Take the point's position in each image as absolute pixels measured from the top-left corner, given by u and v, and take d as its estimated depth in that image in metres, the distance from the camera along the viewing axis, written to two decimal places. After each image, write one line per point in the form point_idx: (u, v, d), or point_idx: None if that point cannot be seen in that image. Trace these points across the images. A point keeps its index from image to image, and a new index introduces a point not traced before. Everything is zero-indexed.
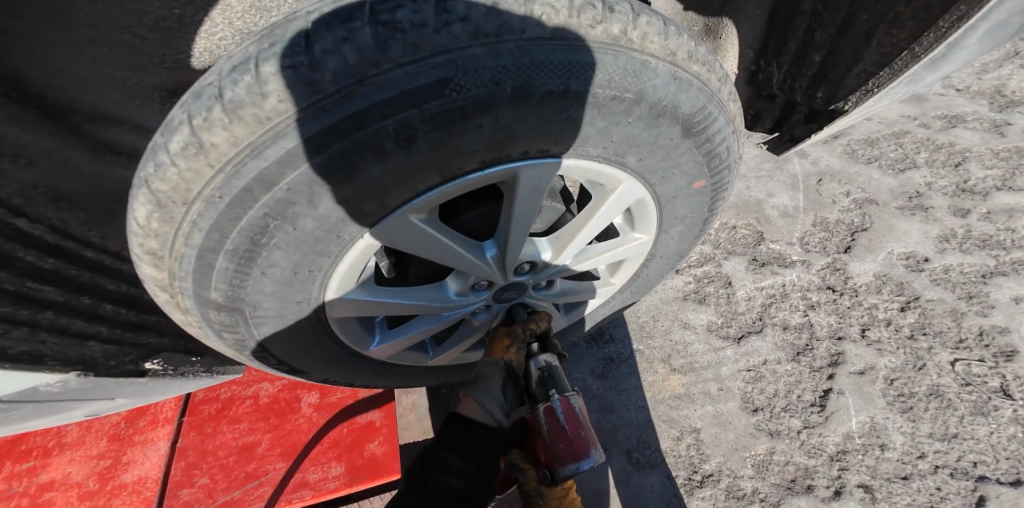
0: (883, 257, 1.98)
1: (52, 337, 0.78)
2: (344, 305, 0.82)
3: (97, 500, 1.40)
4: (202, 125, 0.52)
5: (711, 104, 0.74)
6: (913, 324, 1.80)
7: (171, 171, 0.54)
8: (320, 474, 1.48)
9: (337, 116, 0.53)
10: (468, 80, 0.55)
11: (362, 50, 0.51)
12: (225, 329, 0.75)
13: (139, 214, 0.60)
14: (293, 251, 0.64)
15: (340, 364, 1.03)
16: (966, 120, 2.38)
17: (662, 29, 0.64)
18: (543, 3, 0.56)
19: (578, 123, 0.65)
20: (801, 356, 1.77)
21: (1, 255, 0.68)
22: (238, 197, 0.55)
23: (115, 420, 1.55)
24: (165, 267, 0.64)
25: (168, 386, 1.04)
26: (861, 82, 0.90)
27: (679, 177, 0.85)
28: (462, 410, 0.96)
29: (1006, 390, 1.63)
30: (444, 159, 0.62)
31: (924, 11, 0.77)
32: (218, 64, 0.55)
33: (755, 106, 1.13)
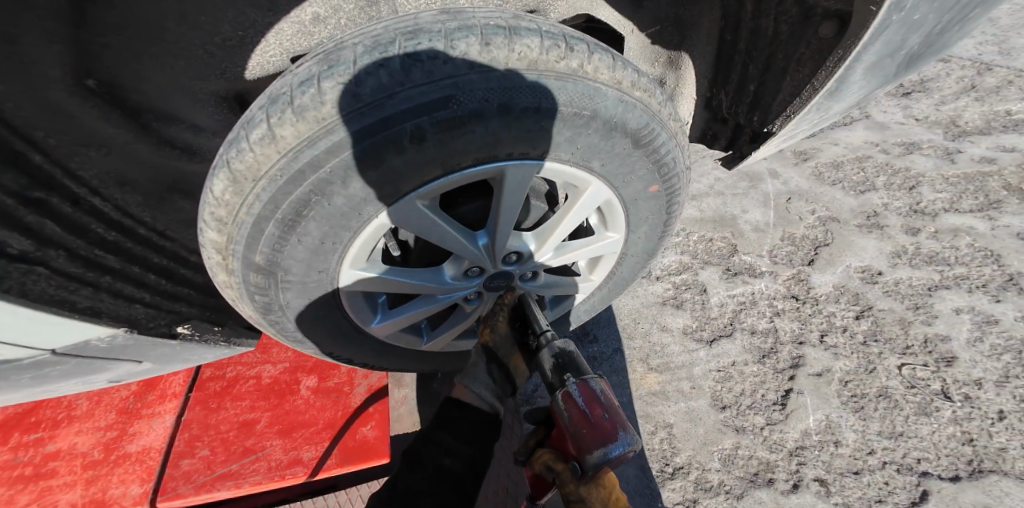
0: (841, 270, 2.18)
1: (109, 297, 0.93)
2: (357, 279, 0.98)
3: (101, 469, 1.49)
4: (276, 123, 0.70)
5: (653, 122, 0.92)
6: (866, 331, 1.98)
7: (249, 154, 0.71)
8: (313, 453, 1.56)
9: (372, 119, 0.71)
10: (467, 97, 0.73)
11: (393, 73, 0.70)
12: (259, 291, 0.91)
13: (217, 188, 0.77)
14: (324, 224, 0.81)
15: (348, 339, 1.19)
16: (922, 147, 2.61)
17: (610, 64, 0.82)
18: (521, 44, 0.75)
19: (549, 133, 0.82)
20: (766, 358, 1.94)
21: (80, 227, 0.89)
22: (295, 176, 0.73)
23: (125, 395, 1.66)
24: (226, 232, 0.81)
25: (191, 354, 1.16)
26: (782, 109, 1.08)
27: (637, 182, 1.03)
28: (457, 396, 1.31)
29: (946, 392, 1.80)
30: (447, 156, 0.79)
31: (818, 55, 0.95)
32: (288, 78, 0.74)
33: (713, 127, 1.32)
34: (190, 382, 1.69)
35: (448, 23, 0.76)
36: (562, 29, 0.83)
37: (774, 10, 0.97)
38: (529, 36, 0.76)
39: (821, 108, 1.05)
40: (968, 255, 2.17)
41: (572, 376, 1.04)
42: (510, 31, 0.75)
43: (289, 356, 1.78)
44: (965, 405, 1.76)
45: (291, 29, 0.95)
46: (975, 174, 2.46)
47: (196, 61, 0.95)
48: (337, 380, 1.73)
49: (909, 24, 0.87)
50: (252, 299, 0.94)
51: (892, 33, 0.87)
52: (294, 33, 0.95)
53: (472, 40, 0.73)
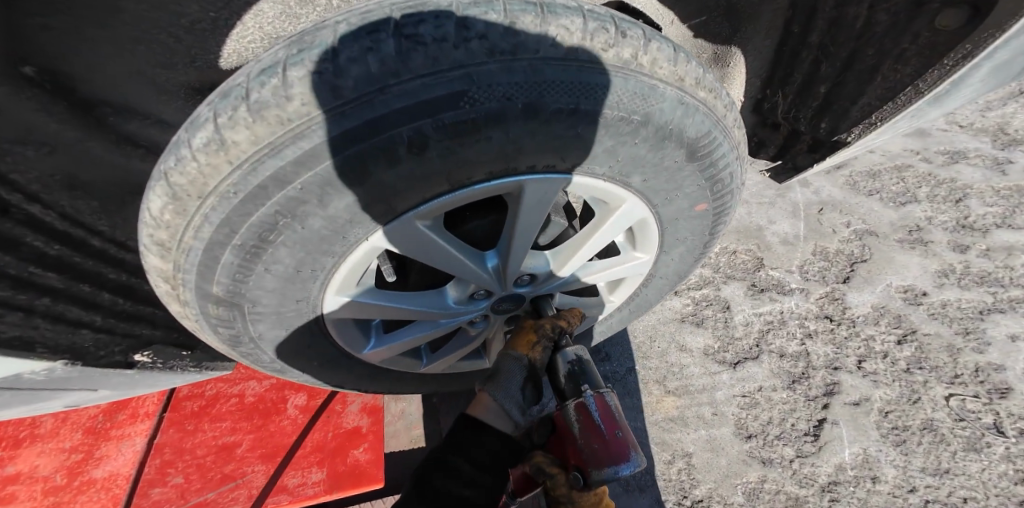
0: (881, 289, 1.98)
1: (46, 324, 0.76)
2: (343, 307, 0.82)
3: (63, 496, 1.34)
4: (226, 123, 0.53)
5: (716, 129, 0.75)
6: (909, 357, 1.79)
7: (191, 164, 0.55)
8: (300, 479, 1.42)
9: (356, 121, 0.54)
10: (482, 94, 0.56)
11: (385, 60, 0.52)
12: (222, 323, 0.75)
13: (154, 205, 0.60)
14: (298, 249, 0.65)
15: (333, 365, 1.02)
16: (969, 156, 2.41)
17: (672, 55, 0.66)
18: (559, 25, 0.58)
19: (587, 143, 0.66)
20: (797, 383, 1.76)
21: (8, 239, 0.67)
22: (253, 193, 0.56)
23: (94, 413, 1.50)
24: (171, 259, 0.65)
25: (156, 381, 0.99)
26: (865, 115, 0.93)
27: (682, 199, 0.86)
28: (474, 412, 0.88)
29: (999, 426, 1.61)
30: (453, 169, 0.62)
31: (929, 50, 0.78)
32: (247, 66, 0.57)
33: (759, 133, 1.16)
34: (166, 401, 1.53)
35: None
36: (605, 9, 0.66)
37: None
38: (569, 14, 0.59)
39: (917, 115, 0.88)
40: (1023, 276, 1.98)
41: (587, 386, 0.89)
42: (544, 7, 0.58)
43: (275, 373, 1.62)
44: (1021, 441, 1.57)
45: (272, 11, 0.79)
46: None
47: (159, 49, 0.78)
48: (327, 398, 1.58)
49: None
50: (214, 332, 0.78)
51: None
52: (276, 15, 0.80)
53: (494, 17, 0.56)
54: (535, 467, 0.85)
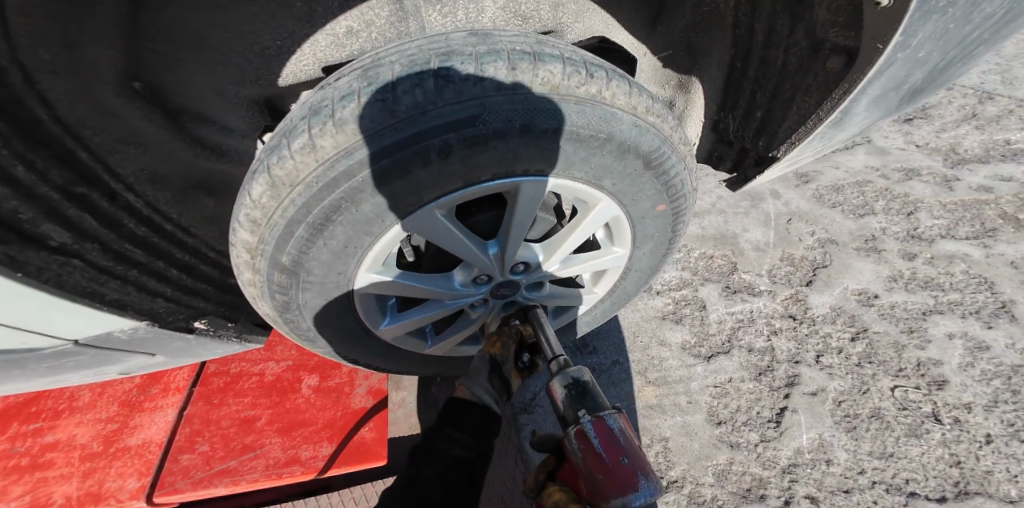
0: (839, 292, 2.22)
1: (134, 291, 0.95)
2: (371, 283, 1.02)
3: (99, 461, 1.49)
4: (318, 133, 0.75)
5: (664, 145, 0.96)
6: (861, 353, 2.02)
7: (290, 161, 0.76)
8: (311, 452, 1.57)
9: (404, 133, 0.75)
10: (491, 117, 0.77)
11: (427, 92, 0.74)
12: (280, 290, 0.94)
13: (255, 191, 0.81)
14: (350, 228, 0.85)
15: (354, 337, 1.20)
16: (921, 174, 2.67)
17: (627, 91, 0.87)
18: (545, 70, 0.79)
19: (566, 153, 0.86)
20: (762, 375, 1.97)
21: (113, 219, 0.95)
22: (329, 183, 0.77)
23: (127, 388, 1.67)
24: (258, 233, 0.85)
25: (205, 349, 1.18)
26: (788, 135, 1.12)
27: (645, 200, 1.06)
28: (460, 394, 1.26)
29: (936, 415, 1.83)
30: (467, 170, 0.83)
31: (824, 86, 0.99)
32: (330, 93, 0.79)
33: (718, 149, 1.37)
34: (194, 377, 1.70)
35: (477, 46, 0.80)
36: (583, 55, 0.87)
37: (784, 42, 1.02)
38: (553, 61, 0.80)
39: (825, 136, 1.09)
40: (962, 282, 2.22)
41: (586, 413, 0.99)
42: (535, 56, 0.79)
43: (293, 354, 1.79)
44: (954, 428, 1.79)
45: (325, 41, 1.00)
46: (972, 202, 2.52)
47: (235, 70, 1.02)
48: (339, 380, 1.74)
49: (914, 62, 0.90)
50: (272, 298, 0.97)
51: (898, 69, 0.90)
52: (327, 44, 1.01)
53: (500, 63, 0.77)
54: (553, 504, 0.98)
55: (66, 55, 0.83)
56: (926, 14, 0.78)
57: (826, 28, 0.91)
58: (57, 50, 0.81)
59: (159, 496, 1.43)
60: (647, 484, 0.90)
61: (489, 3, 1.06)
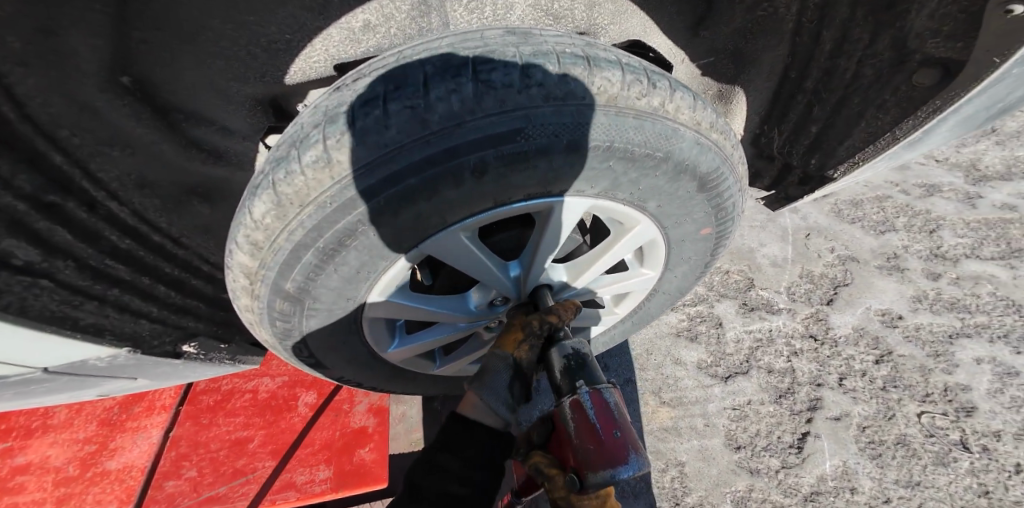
0: (861, 312, 2.12)
1: (114, 313, 0.88)
2: (383, 306, 0.94)
3: (74, 486, 1.38)
4: (335, 146, 0.69)
5: (724, 166, 0.89)
6: (885, 376, 1.92)
7: (300, 178, 0.70)
8: (307, 476, 1.45)
9: (436, 148, 0.70)
10: (536, 130, 0.72)
11: (465, 100, 0.69)
12: (280, 317, 0.88)
13: (256, 210, 0.74)
14: (363, 253, 0.80)
15: (360, 363, 1.11)
16: (943, 191, 2.58)
17: (692, 103, 0.81)
18: (602, 78, 0.73)
19: (612, 173, 0.81)
20: (783, 398, 1.87)
21: (91, 232, 0.83)
22: (344, 204, 0.72)
23: (108, 405, 1.56)
24: (259, 256, 0.79)
25: (194, 372, 1.11)
26: (848, 155, 1.05)
27: (690, 223, 0.97)
28: (461, 410, 0.89)
29: (966, 443, 1.73)
30: (499, 190, 0.78)
31: (905, 103, 0.91)
32: (347, 101, 0.73)
33: (756, 164, 1.27)
34: (182, 395, 1.59)
35: (521, 47, 0.75)
36: (639, 61, 0.81)
37: (860, 52, 0.91)
38: (611, 68, 0.74)
39: (894, 156, 1.02)
40: (988, 303, 2.13)
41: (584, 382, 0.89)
42: (590, 61, 0.74)
43: (289, 369, 1.68)
44: (984, 457, 1.69)
45: (339, 36, 0.92)
46: (996, 220, 2.43)
47: (239, 64, 0.91)
48: (338, 397, 1.63)
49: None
50: (271, 325, 0.90)
51: (1007, 84, 0.83)
52: (342, 39, 0.93)
53: (549, 66, 0.72)
54: (534, 469, 0.88)
55: (42, 44, 0.68)
56: None
57: (923, 38, 0.82)
58: (32, 38, 0.67)
59: None
60: (636, 460, 0.81)
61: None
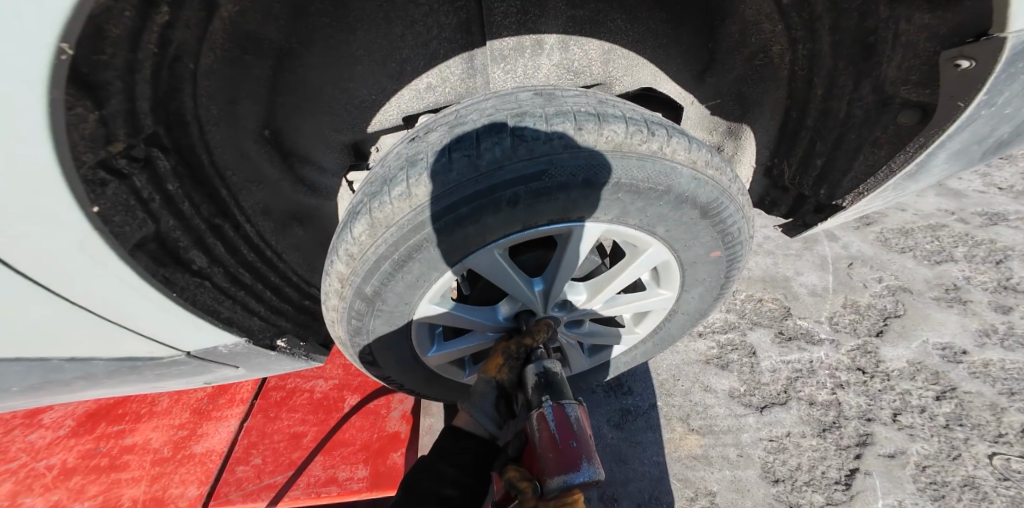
0: (916, 345, 2.02)
1: (240, 311, 1.16)
2: (430, 311, 1.10)
3: (167, 466, 1.60)
4: (415, 183, 0.88)
5: (723, 196, 0.99)
6: (948, 414, 1.81)
7: (389, 206, 0.90)
8: (348, 474, 1.57)
9: (483, 184, 0.87)
10: (558, 171, 0.87)
11: (505, 148, 0.87)
12: (356, 316, 1.06)
13: (356, 230, 0.94)
14: (423, 265, 0.97)
15: (405, 365, 1.26)
16: (1009, 219, 2.45)
17: (687, 146, 0.93)
18: (610, 130, 0.89)
19: (623, 203, 0.94)
20: (827, 432, 1.80)
21: (234, 246, 1.17)
22: (418, 224, 0.90)
23: (199, 397, 1.81)
24: (352, 266, 0.98)
25: (276, 365, 1.32)
26: (854, 186, 1.23)
27: (699, 246, 1.07)
28: (457, 423, 1.04)
29: None
30: (531, 216, 0.93)
31: (895, 138, 1.11)
32: (424, 149, 0.94)
33: (771, 194, 1.49)
34: (257, 390, 1.81)
35: (547, 108, 0.93)
36: (642, 114, 0.96)
37: (849, 96, 1.14)
38: (616, 122, 0.90)
39: (899, 186, 1.18)
40: None
41: (549, 397, 0.95)
42: (600, 118, 0.90)
43: (339, 373, 1.87)
44: None
45: (408, 94, 1.28)
46: None
47: (337, 119, 1.29)
48: (378, 402, 1.78)
49: (999, 118, 1.02)
50: (348, 323, 1.08)
51: (982, 124, 1.02)
52: (410, 96, 1.28)
53: (568, 123, 0.88)
54: (507, 482, 0.90)
55: (226, 110, 1.10)
56: (1012, 73, 0.90)
57: (897, 84, 1.04)
58: (222, 106, 1.09)
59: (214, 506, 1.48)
60: (588, 468, 0.86)
61: (545, 61, 1.26)
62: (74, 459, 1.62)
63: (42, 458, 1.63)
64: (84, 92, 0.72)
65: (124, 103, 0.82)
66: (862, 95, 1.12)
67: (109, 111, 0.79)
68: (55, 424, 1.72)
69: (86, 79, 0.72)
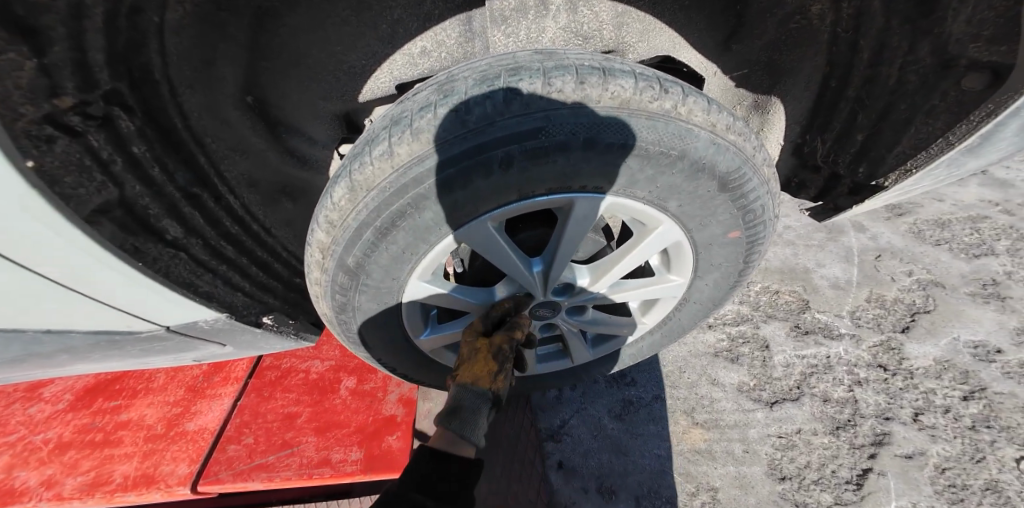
0: (946, 343, 1.89)
1: (221, 285, 1.09)
2: (418, 290, 1.03)
3: (160, 442, 1.56)
4: (396, 141, 0.80)
5: (745, 166, 0.89)
6: (975, 415, 1.70)
7: (369, 167, 0.82)
8: (341, 455, 1.53)
9: (473, 142, 0.79)
10: (555, 129, 0.78)
11: (496, 103, 0.78)
12: (339, 290, 0.99)
13: (336, 194, 0.87)
14: (410, 235, 0.89)
15: (396, 347, 1.20)
16: None
17: (706, 107, 0.83)
18: (617, 85, 0.79)
19: (630, 170, 0.84)
20: (841, 430, 1.70)
21: (215, 219, 1.09)
22: (401, 188, 0.82)
23: (195, 374, 1.75)
24: (333, 234, 0.91)
25: (264, 344, 1.28)
26: (901, 161, 1.14)
27: (716, 225, 0.98)
28: (434, 444, 0.87)
29: None
30: (523, 183, 0.84)
31: (956, 107, 1.01)
32: (409, 107, 0.85)
33: (800, 175, 1.42)
34: (252, 368, 1.76)
35: (545, 62, 0.84)
36: (655, 72, 0.86)
37: (901, 58, 1.05)
38: (625, 77, 0.80)
39: (954, 162, 1.08)
40: None
41: None
42: (605, 72, 0.80)
43: (336, 355, 1.83)
44: None
45: (401, 60, 1.19)
46: None
47: (326, 83, 1.20)
48: (374, 385, 1.73)
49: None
50: (332, 298, 1.01)
51: None
52: (402, 62, 1.19)
53: (567, 77, 0.79)
54: None
55: (200, 72, 1.02)
56: None
57: (964, 44, 0.94)
58: (196, 67, 1.00)
59: (203, 485, 1.44)
60: None
61: (550, 23, 1.18)
62: (70, 433, 1.59)
63: (38, 433, 1.60)
64: (18, 36, 0.67)
65: (71, 52, 0.75)
66: (919, 58, 1.02)
67: (50, 60, 0.72)
68: (53, 399, 1.69)
69: (24, 24, 0.68)
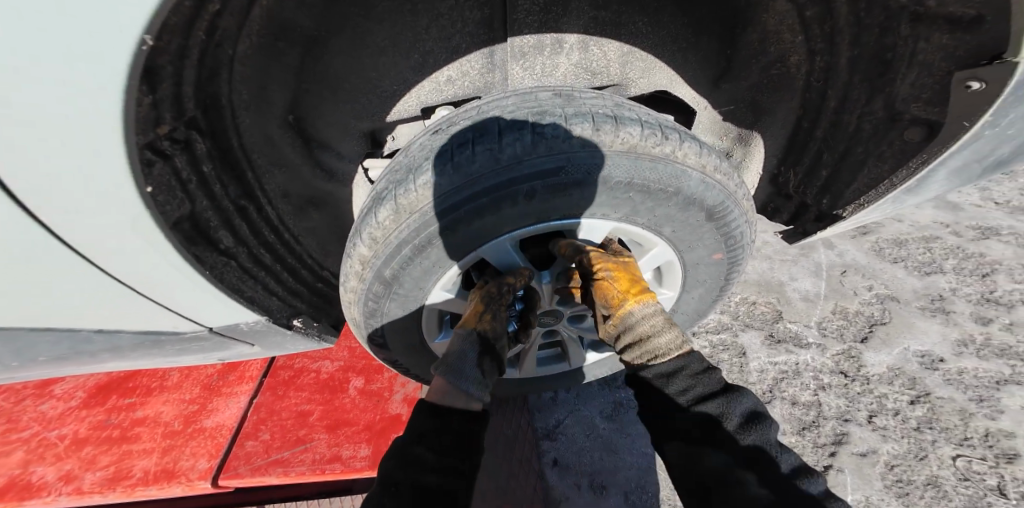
0: (898, 352, 2.12)
1: (261, 290, 1.20)
2: (440, 299, 1.16)
3: (178, 439, 1.63)
4: (439, 173, 0.94)
5: (729, 200, 1.06)
6: (920, 417, 1.92)
7: (414, 193, 0.96)
8: (352, 452, 1.63)
9: (505, 177, 0.93)
10: (575, 168, 0.93)
11: (525, 145, 0.92)
12: (372, 298, 1.12)
13: (381, 215, 0.99)
14: (443, 252, 1.03)
15: (414, 350, 1.32)
16: (1001, 234, 2.61)
17: (697, 152, 1.00)
18: (627, 132, 0.95)
19: (632, 202, 1.00)
20: (806, 430, 1.90)
21: (256, 229, 1.21)
22: (440, 212, 0.96)
23: (208, 373, 1.84)
24: (373, 249, 1.03)
25: (290, 345, 1.37)
26: (857, 196, 1.37)
27: (702, 248, 1.14)
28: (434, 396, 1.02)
29: (1003, 490, 1.71)
30: (543, 210, 0.99)
31: (900, 155, 1.24)
32: (447, 141, 0.99)
33: (776, 201, 1.61)
34: (266, 368, 1.85)
35: (566, 108, 0.99)
36: (657, 119, 1.03)
37: (860, 109, 1.28)
38: (633, 125, 0.96)
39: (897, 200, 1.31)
40: None
41: None
42: (617, 120, 0.96)
43: (345, 356, 1.93)
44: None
45: (428, 87, 1.34)
46: None
47: (360, 106, 1.33)
48: (381, 385, 1.84)
49: (1002, 138, 1.11)
50: (364, 304, 1.14)
51: (983, 144, 1.11)
52: (429, 90, 1.35)
53: (587, 124, 0.94)
54: None
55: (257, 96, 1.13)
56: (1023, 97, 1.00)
57: (907, 102, 1.18)
58: (255, 93, 1.12)
59: (223, 478, 1.53)
60: None
61: (563, 60, 1.33)
62: (86, 429, 1.65)
63: (54, 428, 1.65)
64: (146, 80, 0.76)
65: (172, 88, 0.85)
66: (873, 110, 1.26)
67: (158, 95, 0.82)
68: (66, 396, 1.75)
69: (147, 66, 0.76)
